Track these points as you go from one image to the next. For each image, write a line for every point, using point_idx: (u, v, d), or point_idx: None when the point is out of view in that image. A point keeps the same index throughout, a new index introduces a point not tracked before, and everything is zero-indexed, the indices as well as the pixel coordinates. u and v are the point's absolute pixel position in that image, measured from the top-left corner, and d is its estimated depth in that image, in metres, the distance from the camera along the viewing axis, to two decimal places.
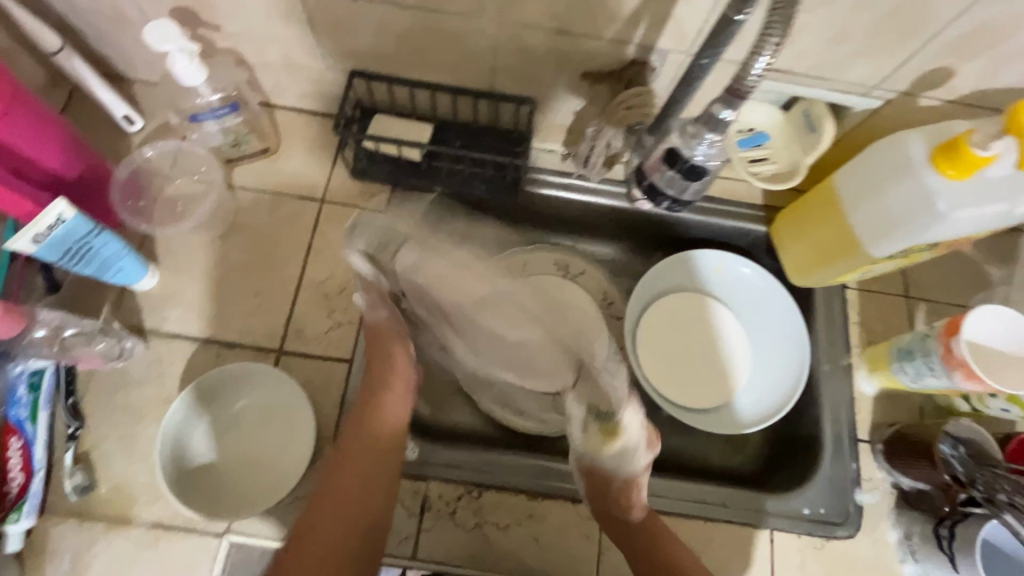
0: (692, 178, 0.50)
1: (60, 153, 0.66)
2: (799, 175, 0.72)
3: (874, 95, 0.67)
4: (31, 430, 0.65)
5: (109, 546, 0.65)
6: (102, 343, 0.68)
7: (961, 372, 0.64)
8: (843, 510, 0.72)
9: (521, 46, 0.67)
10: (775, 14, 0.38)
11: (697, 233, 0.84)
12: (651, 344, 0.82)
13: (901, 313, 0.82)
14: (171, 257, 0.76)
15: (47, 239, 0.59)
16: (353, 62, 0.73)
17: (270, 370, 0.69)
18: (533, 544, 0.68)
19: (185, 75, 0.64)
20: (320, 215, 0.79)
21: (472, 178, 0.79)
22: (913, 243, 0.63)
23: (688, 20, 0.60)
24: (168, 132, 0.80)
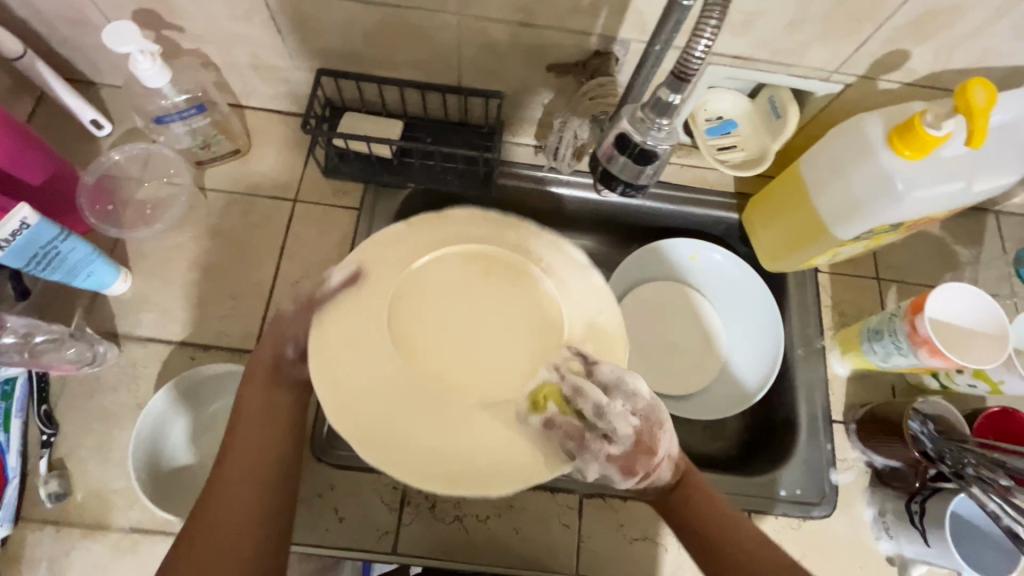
0: (646, 165, 0.49)
1: (26, 159, 0.65)
2: (767, 160, 0.72)
3: (835, 80, 0.68)
4: (3, 439, 0.65)
5: (86, 552, 0.64)
6: (74, 348, 0.67)
7: (926, 350, 0.65)
8: (819, 490, 0.73)
9: (485, 39, 0.67)
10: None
11: (671, 222, 0.85)
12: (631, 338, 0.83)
13: (873, 295, 0.83)
14: (143, 261, 0.76)
15: (12, 245, 0.59)
16: (320, 61, 0.73)
17: (245, 371, 0.69)
18: (513, 535, 0.69)
19: (148, 77, 0.64)
20: (293, 215, 0.79)
21: (444, 173, 0.79)
22: (876, 224, 0.63)
23: (647, 10, 0.60)
24: (137, 136, 0.80)
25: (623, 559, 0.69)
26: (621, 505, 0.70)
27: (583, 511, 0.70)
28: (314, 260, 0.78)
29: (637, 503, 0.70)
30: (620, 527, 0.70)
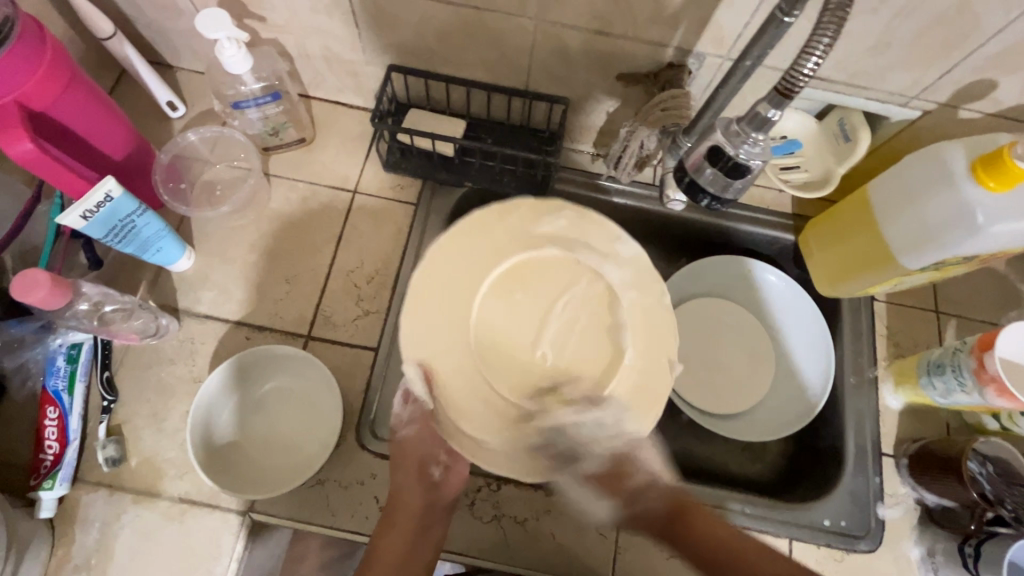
0: (735, 178, 0.49)
1: (111, 133, 0.68)
2: (831, 184, 0.71)
3: (913, 106, 0.67)
4: (68, 401, 0.67)
5: (136, 518, 0.66)
6: (140, 318, 0.70)
7: (993, 389, 0.63)
8: (864, 523, 0.71)
9: (559, 45, 0.68)
10: (828, 16, 0.38)
11: (724, 239, 0.84)
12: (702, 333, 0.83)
13: (931, 328, 0.81)
14: (207, 240, 0.78)
15: (95, 216, 0.62)
16: (392, 57, 0.75)
17: (298, 353, 0.71)
18: (550, 540, 0.68)
19: (232, 64, 0.67)
20: (352, 206, 0.81)
21: (502, 174, 0.80)
22: (948, 255, 0.62)
23: (727, 23, 0.61)
24: (209, 119, 0.82)
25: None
26: None
27: None
28: (369, 250, 0.79)
29: None
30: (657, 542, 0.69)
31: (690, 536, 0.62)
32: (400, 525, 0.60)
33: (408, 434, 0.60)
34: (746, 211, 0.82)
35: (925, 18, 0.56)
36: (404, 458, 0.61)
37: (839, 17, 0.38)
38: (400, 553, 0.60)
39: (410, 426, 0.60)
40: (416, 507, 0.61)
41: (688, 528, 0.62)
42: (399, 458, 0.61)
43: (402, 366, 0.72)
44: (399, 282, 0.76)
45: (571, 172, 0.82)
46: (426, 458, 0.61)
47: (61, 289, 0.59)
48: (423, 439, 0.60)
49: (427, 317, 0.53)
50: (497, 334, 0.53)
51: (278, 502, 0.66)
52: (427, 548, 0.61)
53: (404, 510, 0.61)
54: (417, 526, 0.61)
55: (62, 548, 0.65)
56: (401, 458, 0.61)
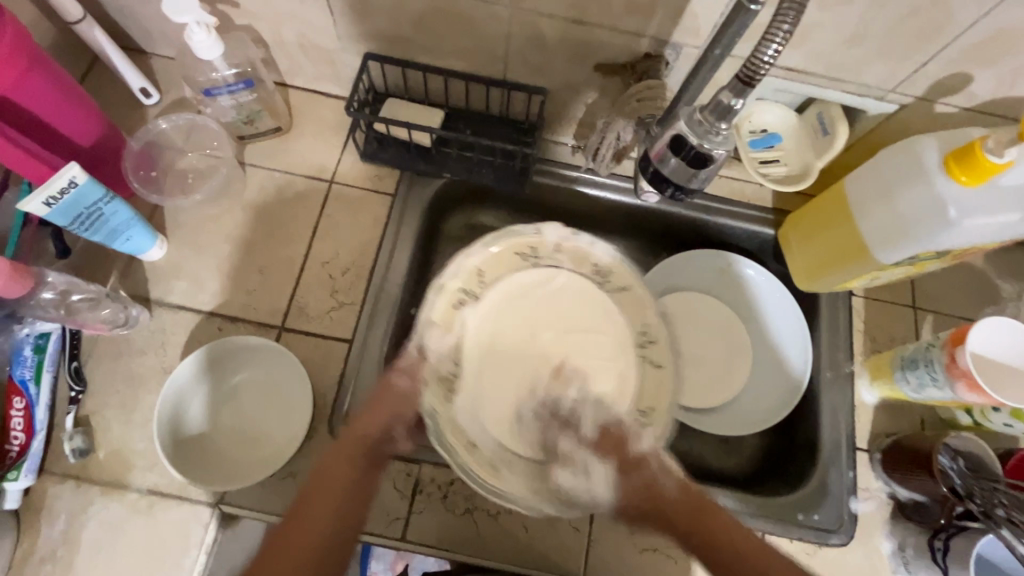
0: (699, 168, 0.48)
1: (78, 118, 0.67)
2: (809, 178, 0.71)
3: (889, 100, 0.67)
4: (34, 392, 0.66)
5: (104, 511, 0.66)
6: (108, 309, 0.69)
7: (964, 384, 0.63)
8: (837, 518, 0.71)
9: (535, 35, 0.67)
10: (788, 3, 0.38)
11: (702, 233, 0.84)
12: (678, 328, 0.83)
13: (908, 322, 0.81)
14: (179, 230, 0.77)
15: (59, 203, 0.60)
16: (368, 44, 0.74)
17: (273, 345, 0.70)
18: (521, 532, 0.68)
19: (202, 48, 0.65)
20: (327, 196, 0.80)
21: (480, 166, 0.79)
22: (922, 249, 0.62)
23: (703, 13, 0.60)
24: (183, 107, 0.81)
25: (632, 568, 0.68)
26: None
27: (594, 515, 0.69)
28: (345, 242, 0.78)
29: None
30: (631, 535, 0.69)
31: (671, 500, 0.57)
32: (348, 456, 0.58)
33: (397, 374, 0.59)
34: (721, 203, 0.82)
35: (899, 10, 0.56)
36: (383, 409, 0.59)
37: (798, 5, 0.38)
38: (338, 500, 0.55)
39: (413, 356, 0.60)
40: (376, 432, 0.59)
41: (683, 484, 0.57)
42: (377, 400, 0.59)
43: (378, 358, 0.72)
44: (374, 275, 0.75)
45: (550, 164, 0.81)
46: (379, 437, 0.59)
47: (20, 276, 0.58)
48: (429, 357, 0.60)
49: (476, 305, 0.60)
50: (528, 312, 0.62)
51: (248, 494, 0.66)
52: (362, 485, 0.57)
53: (354, 440, 0.58)
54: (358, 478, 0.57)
55: (27, 540, 0.64)
56: (383, 407, 0.59)
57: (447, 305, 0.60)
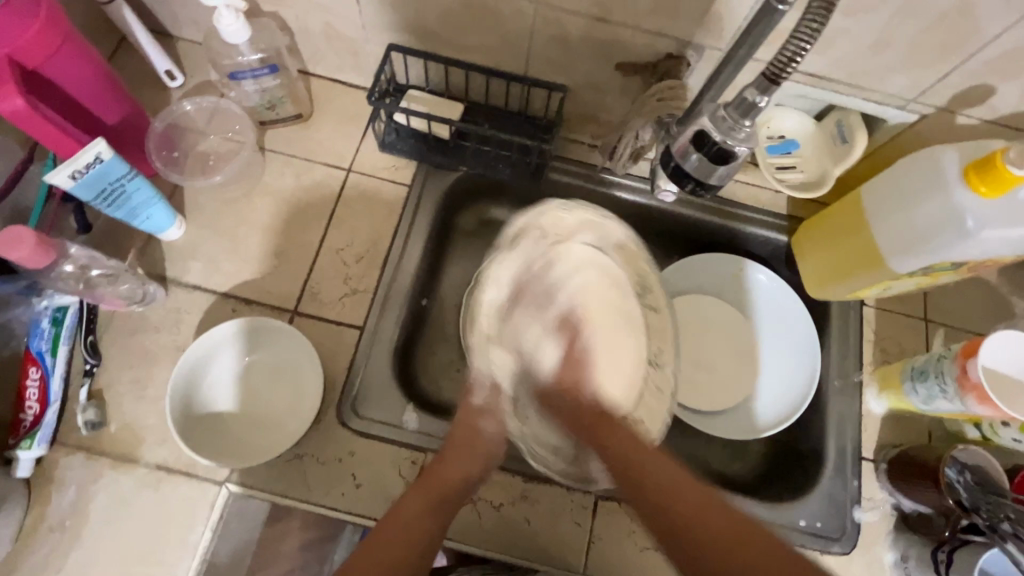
0: (720, 165, 0.49)
1: (105, 96, 0.68)
2: (826, 186, 0.71)
3: (910, 109, 0.67)
4: (49, 362, 0.67)
5: (113, 484, 0.66)
6: (125, 285, 0.70)
7: (975, 397, 0.63)
8: (840, 527, 0.71)
9: (558, 31, 0.67)
10: (817, 2, 0.38)
11: (716, 236, 0.84)
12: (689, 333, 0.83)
13: (919, 334, 0.80)
14: (198, 211, 0.78)
15: (84, 177, 0.61)
16: (391, 34, 0.74)
17: (288, 329, 0.71)
18: (524, 525, 0.68)
19: (229, 31, 0.66)
20: (345, 184, 0.81)
21: (497, 160, 0.79)
22: (937, 259, 0.62)
23: (727, 15, 0.61)
24: (207, 91, 0.82)
25: (631, 566, 0.68)
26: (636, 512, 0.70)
27: (597, 512, 0.69)
28: (360, 229, 0.79)
29: None
30: (632, 533, 0.69)
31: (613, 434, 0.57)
32: (426, 498, 0.60)
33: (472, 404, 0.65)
34: (735, 207, 0.81)
35: (924, 19, 0.56)
36: (473, 451, 0.64)
37: (828, 4, 0.38)
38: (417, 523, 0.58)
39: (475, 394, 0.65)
40: (475, 468, 0.63)
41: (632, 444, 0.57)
42: (465, 442, 0.64)
43: (389, 346, 0.72)
44: (388, 263, 0.76)
45: (566, 162, 0.81)
46: (491, 444, 0.65)
47: (45, 247, 0.59)
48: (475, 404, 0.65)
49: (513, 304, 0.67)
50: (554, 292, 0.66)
51: (256, 474, 0.66)
52: (450, 509, 0.61)
53: (439, 482, 0.61)
54: (445, 502, 0.61)
55: (37, 508, 0.65)
56: (471, 451, 0.64)
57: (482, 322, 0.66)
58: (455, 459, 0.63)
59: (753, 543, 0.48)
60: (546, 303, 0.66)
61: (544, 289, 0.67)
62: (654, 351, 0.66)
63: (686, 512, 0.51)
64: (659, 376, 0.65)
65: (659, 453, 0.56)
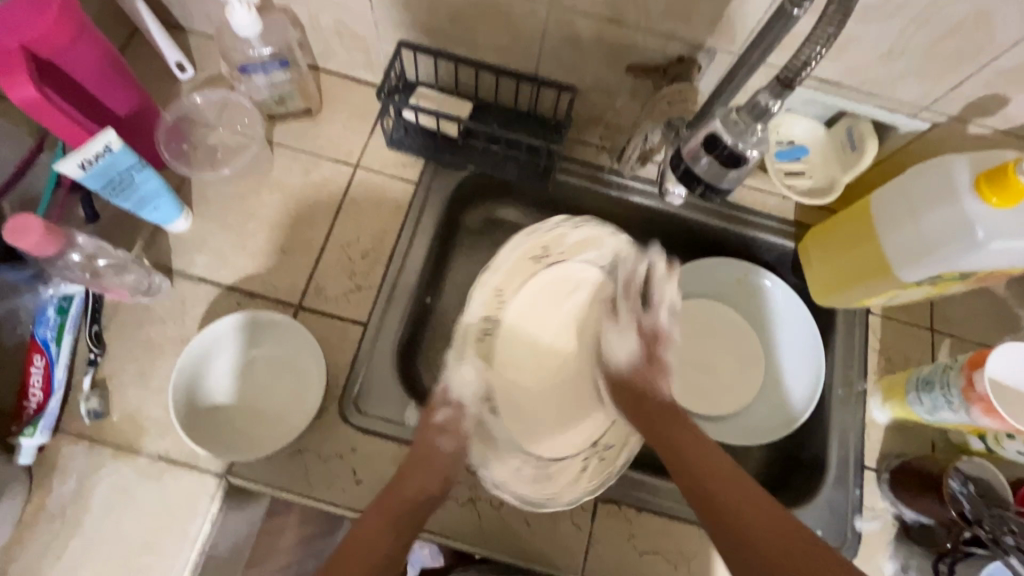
0: (731, 168, 0.48)
1: (117, 87, 0.68)
2: (834, 193, 0.71)
3: (921, 118, 0.67)
4: (54, 351, 0.66)
5: (114, 474, 0.66)
6: (132, 275, 0.70)
7: (980, 408, 0.63)
8: (841, 536, 0.71)
9: (570, 32, 0.67)
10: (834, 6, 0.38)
11: (722, 241, 0.84)
12: (688, 340, 0.83)
13: (924, 344, 0.80)
14: (205, 203, 0.78)
15: (93, 167, 0.61)
16: (402, 32, 0.74)
17: (292, 324, 0.71)
18: (523, 526, 0.68)
19: (242, 26, 0.67)
20: (353, 180, 0.81)
21: (505, 160, 0.79)
22: (945, 269, 0.61)
23: (739, 20, 0.60)
24: (217, 84, 0.82)
25: (630, 569, 0.68)
26: (635, 515, 0.69)
27: (596, 515, 0.69)
28: (366, 225, 0.79)
29: (652, 516, 0.69)
30: (631, 536, 0.69)
31: (688, 454, 0.61)
32: (387, 517, 0.61)
33: (439, 421, 0.68)
34: (743, 212, 0.81)
35: (939, 27, 0.56)
36: (428, 468, 0.64)
37: (845, 8, 0.38)
38: (375, 538, 0.59)
39: (448, 435, 0.67)
40: (431, 487, 0.63)
41: (713, 468, 0.59)
42: (422, 459, 0.64)
43: (391, 344, 0.72)
44: (393, 260, 0.76)
45: (573, 163, 0.81)
46: (451, 460, 0.66)
47: (54, 236, 0.59)
48: (457, 430, 0.68)
49: (519, 320, 0.78)
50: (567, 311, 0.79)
51: (257, 467, 0.66)
52: (408, 522, 0.61)
53: (397, 500, 0.61)
54: (406, 516, 0.61)
55: (38, 496, 0.65)
56: (427, 465, 0.64)
57: (475, 337, 0.75)
58: (412, 477, 0.62)
59: (794, 533, 0.53)
60: (544, 335, 0.78)
61: (547, 306, 0.79)
62: (629, 365, 0.71)
63: (733, 484, 0.57)
64: (630, 390, 0.70)
65: (711, 447, 0.62)
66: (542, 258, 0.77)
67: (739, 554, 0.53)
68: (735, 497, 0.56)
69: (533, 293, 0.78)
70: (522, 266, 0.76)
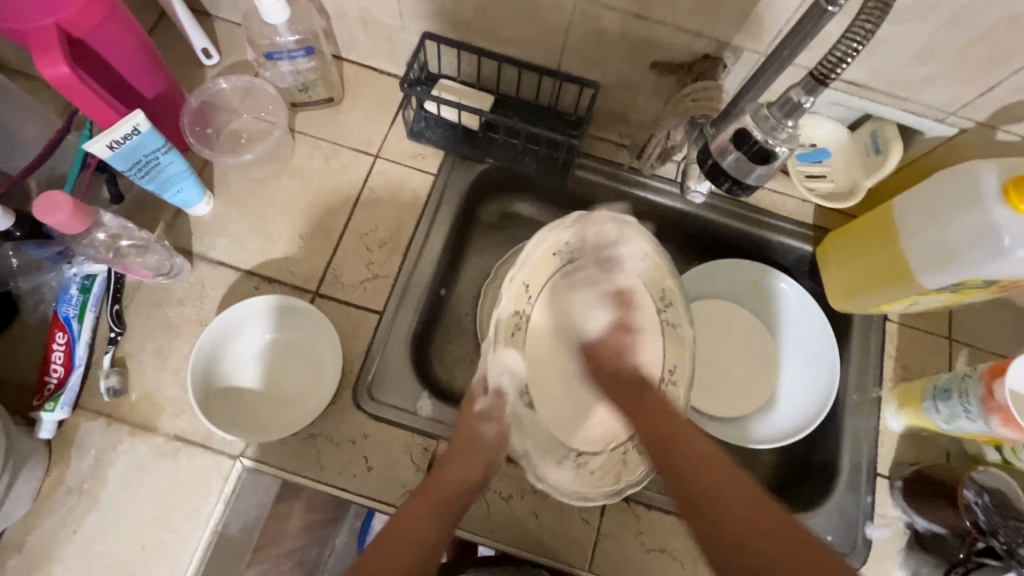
0: (759, 164, 0.48)
1: (145, 71, 0.69)
2: (856, 197, 0.71)
3: (949, 122, 0.66)
4: (76, 329, 0.68)
5: (131, 451, 0.67)
6: (153, 256, 0.71)
7: (999, 418, 0.62)
8: (851, 543, 0.70)
9: (595, 27, 0.67)
10: (872, 2, 0.38)
11: (740, 242, 0.83)
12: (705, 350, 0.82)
13: (942, 353, 0.79)
14: (227, 188, 0.79)
15: (121, 148, 0.62)
16: (427, 22, 0.75)
17: (309, 310, 0.71)
18: (532, 519, 0.68)
19: (270, 12, 0.67)
20: (372, 170, 0.81)
21: (524, 154, 0.79)
22: (970, 275, 0.60)
23: (768, 18, 0.60)
24: (242, 70, 0.83)
25: (637, 565, 0.68)
26: (644, 513, 0.69)
27: (605, 510, 0.69)
28: (384, 215, 0.79)
29: (660, 515, 0.69)
30: (638, 534, 0.69)
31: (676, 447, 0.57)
32: (429, 504, 0.60)
33: (483, 428, 0.65)
34: (761, 215, 0.81)
35: (972, 31, 0.55)
36: (471, 457, 0.64)
37: (884, 5, 0.38)
38: (420, 530, 0.58)
39: (489, 421, 0.66)
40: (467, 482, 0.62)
41: (677, 447, 0.57)
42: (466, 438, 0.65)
43: (406, 333, 0.72)
44: (410, 250, 0.76)
45: (593, 159, 0.81)
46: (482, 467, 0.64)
47: (81, 214, 0.60)
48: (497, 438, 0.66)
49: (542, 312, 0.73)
50: (590, 301, 0.75)
51: (271, 451, 0.67)
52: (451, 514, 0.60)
53: (439, 488, 0.61)
54: (449, 511, 0.60)
55: (57, 470, 0.66)
56: (470, 455, 0.64)
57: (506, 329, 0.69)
58: (453, 466, 0.63)
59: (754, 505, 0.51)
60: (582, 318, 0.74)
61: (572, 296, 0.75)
62: (670, 367, 0.70)
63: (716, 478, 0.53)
64: (672, 389, 0.68)
65: (690, 438, 0.58)
66: (563, 255, 0.72)
67: (708, 518, 0.51)
68: (705, 480, 0.53)
69: (572, 294, 0.75)
70: (545, 260, 0.71)
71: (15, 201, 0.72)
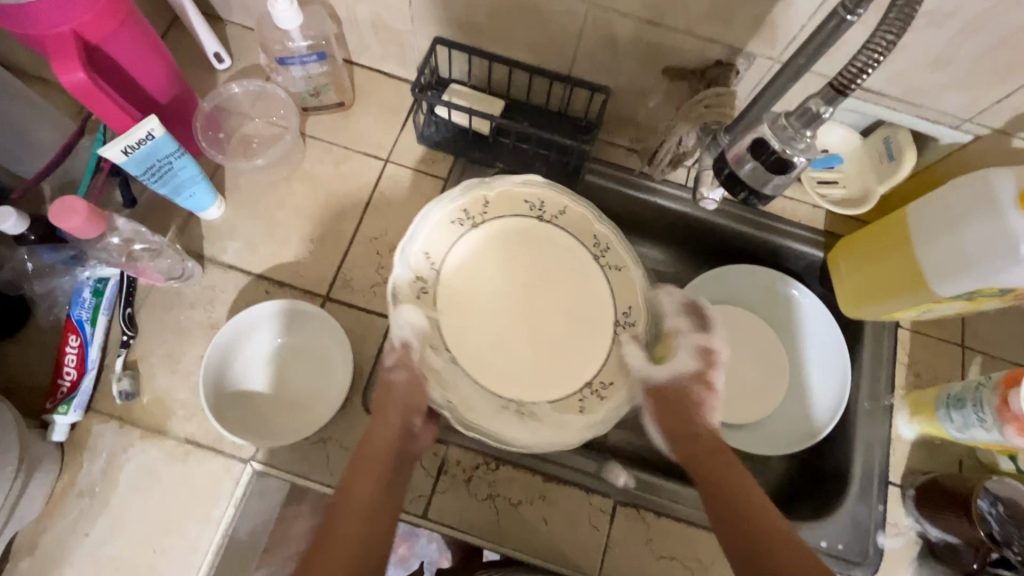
0: (776, 174, 0.48)
1: (157, 76, 0.70)
2: (869, 203, 0.70)
3: (964, 129, 0.66)
4: (89, 332, 0.69)
5: (142, 454, 0.68)
6: (166, 260, 0.71)
7: (1013, 427, 0.61)
8: (863, 552, 0.70)
9: (607, 33, 0.67)
10: (894, 14, 0.38)
11: (750, 248, 0.83)
12: None
13: (955, 360, 0.79)
14: (238, 193, 0.79)
15: (135, 153, 0.63)
16: (438, 28, 0.75)
17: (319, 314, 0.72)
18: (541, 525, 0.68)
19: (283, 17, 0.67)
20: (382, 174, 0.81)
21: (534, 158, 0.79)
22: (988, 283, 0.60)
23: (782, 25, 0.60)
24: (253, 75, 0.84)
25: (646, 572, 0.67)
26: (654, 519, 0.69)
27: (615, 517, 0.69)
28: (394, 220, 0.79)
29: (670, 521, 0.69)
30: (648, 541, 0.68)
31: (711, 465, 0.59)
32: (375, 477, 0.59)
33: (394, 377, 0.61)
34: (771, 221, 0.80)
35: (989, 39, 0.55)
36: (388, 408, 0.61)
37: (906, 16, 0.37)
38: (368, 503, 0.57)
39: (401, 369, 0.60)
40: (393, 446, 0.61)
41: (719, 470, 0.59)
42: (382, 402, 0.61)
43: None
44: None
45: (604, 165, 0.80)
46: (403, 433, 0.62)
47: (96, 219, 0.60)
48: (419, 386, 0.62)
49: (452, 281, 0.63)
50: (516, 261, 0.65)
51: (282, 455, 0.67)
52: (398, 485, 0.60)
53: (372, 455, 0.60)
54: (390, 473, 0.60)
55: (69, 473, 0.67)
56: (387, 406, 0.61)
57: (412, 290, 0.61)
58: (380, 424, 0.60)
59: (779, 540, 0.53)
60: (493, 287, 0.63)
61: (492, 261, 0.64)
62: (623, 310, 0.64)
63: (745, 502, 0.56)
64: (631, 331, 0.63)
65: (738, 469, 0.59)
66: (467, 221, 0.63)
67: (737, 537, 0.54)
68: (738, 507, 0.56)
69: (492, 258, 0.64)
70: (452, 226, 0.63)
71: (30, 205, 0.72)
